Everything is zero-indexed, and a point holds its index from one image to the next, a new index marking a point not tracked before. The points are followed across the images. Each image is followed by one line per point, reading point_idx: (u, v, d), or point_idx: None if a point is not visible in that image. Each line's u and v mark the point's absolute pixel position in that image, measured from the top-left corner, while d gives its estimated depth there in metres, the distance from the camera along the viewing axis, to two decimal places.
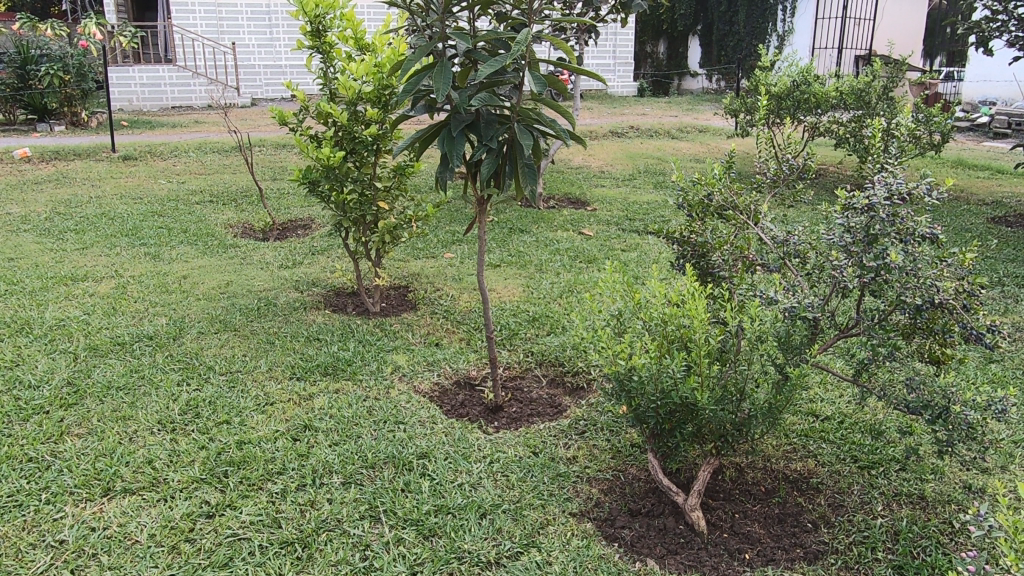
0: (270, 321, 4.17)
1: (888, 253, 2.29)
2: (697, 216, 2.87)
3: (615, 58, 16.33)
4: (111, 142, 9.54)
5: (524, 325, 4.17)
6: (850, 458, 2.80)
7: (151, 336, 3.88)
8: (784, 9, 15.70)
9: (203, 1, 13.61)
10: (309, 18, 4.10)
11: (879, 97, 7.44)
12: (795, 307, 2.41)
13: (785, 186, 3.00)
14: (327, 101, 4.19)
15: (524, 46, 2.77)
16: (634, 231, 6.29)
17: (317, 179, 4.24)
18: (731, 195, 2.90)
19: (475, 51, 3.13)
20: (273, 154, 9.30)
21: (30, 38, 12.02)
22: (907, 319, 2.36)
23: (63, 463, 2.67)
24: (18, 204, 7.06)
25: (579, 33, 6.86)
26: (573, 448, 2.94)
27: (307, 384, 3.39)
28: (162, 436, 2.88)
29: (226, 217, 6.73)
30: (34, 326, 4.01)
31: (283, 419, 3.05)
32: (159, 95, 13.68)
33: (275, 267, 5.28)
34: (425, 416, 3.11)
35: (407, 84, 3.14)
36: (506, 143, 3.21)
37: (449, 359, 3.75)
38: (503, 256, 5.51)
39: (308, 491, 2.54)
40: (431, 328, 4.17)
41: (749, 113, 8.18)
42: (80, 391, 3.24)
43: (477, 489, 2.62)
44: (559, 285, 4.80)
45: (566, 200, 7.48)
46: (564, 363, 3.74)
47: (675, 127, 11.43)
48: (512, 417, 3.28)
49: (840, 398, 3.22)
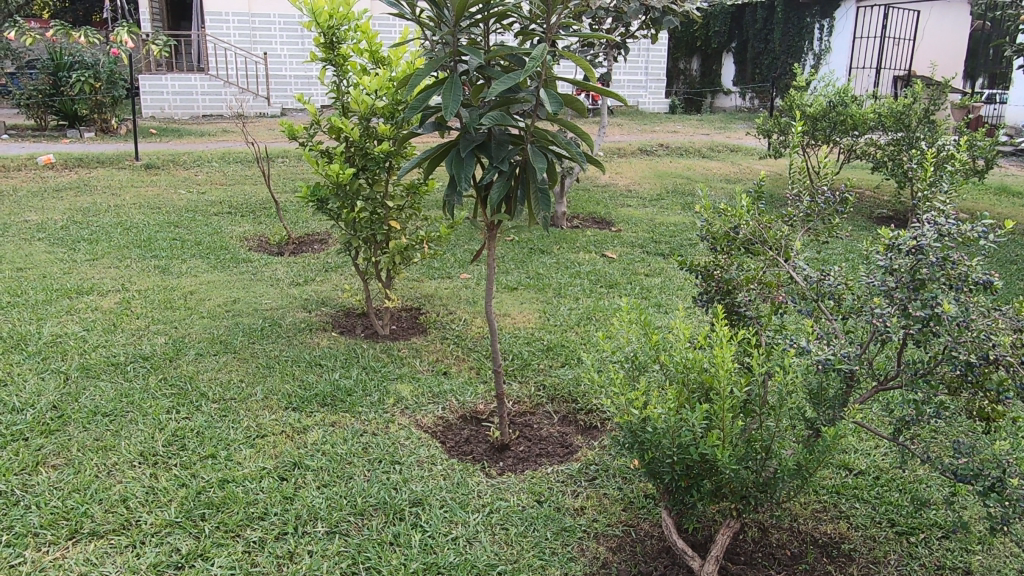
0: (272, 344, 3.99)
1: (937, 302, 2.04)
2: (722, 250, 2.64)
3: (647, 74, 16.18)
4: (136, 151, 9.50)
5: (538, 355, 3.95)
6: (888, 522, 2.54)
7: (147, 356, 3.72)
8: (821, 28, 15.18)
9: (237, 11, 13.64)
10: (322, 29, 3.90)
11: (920, 120, 7.01)
12: (830, 359, 2.16)
13: (820, 221, 2.73)
14: (339, 115, 4.00)
15: (538, 62, 2.57)
16: (659, 254, 6.05)
17: (326, 197, 4.07)
18: (760, 227, 2.65)
19: (489, 68, 2.93)
20: (295, 166, 9.20)
21: (64, 47, 12.12)
22: (955, 373, 2.09)
23: (33, 499, 2.49)
24: (36, 212, 7.00)
25: (608, 49, 6.63)
26: (581, 497, 2.71)
27: (302, 415, 3.20)
28: (142, 471, 2.70)
29: (243, 229, 6.62)
30: (29, 343, 3.87)
31: (272, 454, 2.85)
32: (191, 103, 13.71)
33: (285, 284, 5.12)
34: (424, 456, 2.90)
35: (415, 101, 2.94)
36: (518, 165, 2.99)
37: (456, 391, 3.53)
38: (522, 278, 5.31)
39: (288, 542, 2.35)
40: (440, 355, 3.96)
41: (783, 134, 7.95)
42: (64, 416, 3.07)
43: (472, 545, 2.40)
44: (577, 311, 4.58)
45: (591, 220, 7.26)
46: (578, 399, 3.50)
47: (706, 146, 11.18)
48: (519, 457, 3.06)
49: (875, 450, 2.96)
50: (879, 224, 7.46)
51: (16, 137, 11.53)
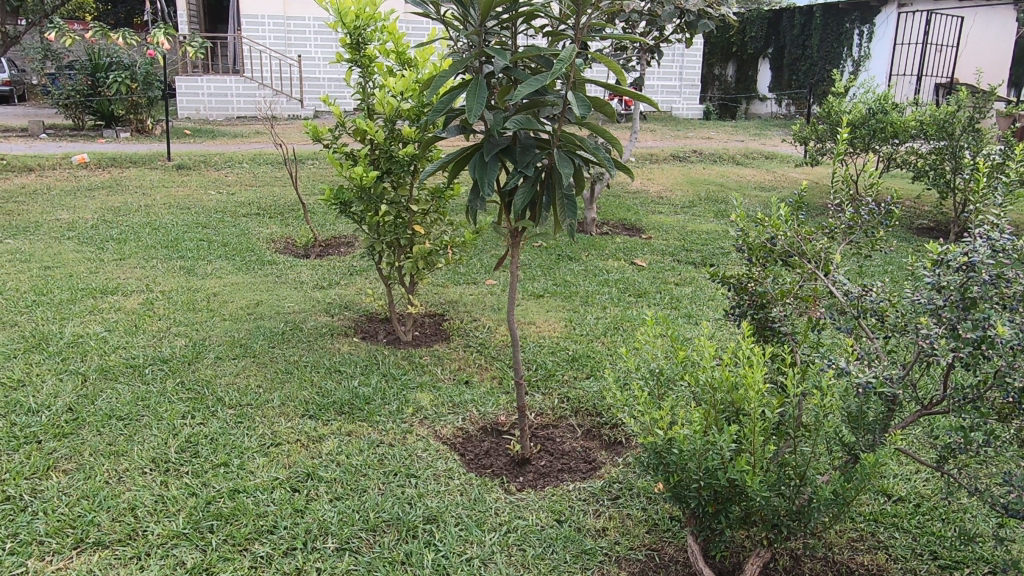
0: (292, 348, 3.92)
1: (990, 323, 1.90)
2: (757, 262, 2.51)
3: (682, 80, 16.00)
4: (168, 152, 9.56)
5: (563, 366, 3.84)
6: (929, 554, 2.39)
7: (167, 359, 3.68)
8: (861, 35, 14.91)
9: (273, 14, 13.74)
10: (348, 30, 3.83)
11: (964, 128, 6.74)
12: (872, 382, 2.02)
13: (862, 233, 2.56)
14: (364, 117, 3.92)
15: (566, 64, 2.47)
16: (690, 263, 5.91)
17: (350, 200, 3.99)
18: (799, 239, 2.51)
19: (516, 69, 2.82)
20: (325, 168, 9.20)
21: (102, 48, 12.27)
22: (1007, 400, 1.94)
23: (41, 505, 2.45)
24: (68, 210, 7.06)
25: (641, 53, 6.51)
26: (603, 517, 2.60)
27: (318, 423, 3.12)
28: (152, 479, 2.64)
29: (270, 231, 6.59)
30: (51, 343, 3.85)
31: (286, 464, 2.78)
32: (225, 105, 13.80)
33: (308, 288, 5.07)
34: (441, 469, 2.81)
35: (438, 103, 2.85)
36: (544, 170, 2.88)
37: (478, 402, 3.43)
38: (549, 286, 5.20)
39: (297, 557, 2.27)
40: (462, 363, 3.87)
41: (821, 141, 7.77)
42: (79, 419, 3.03)
43: (487, 567, 2.30)
44: (604, 321, 4.47)
45: (621, 226, 7.13)
46: (603, 413, 3.38)
47: (740, 153, 10.99)
48: (540, 473, 2.95)
49: (915, 475, 2.80)
50: (919, 235, 7.23)
51: (53, 136, 11.68)
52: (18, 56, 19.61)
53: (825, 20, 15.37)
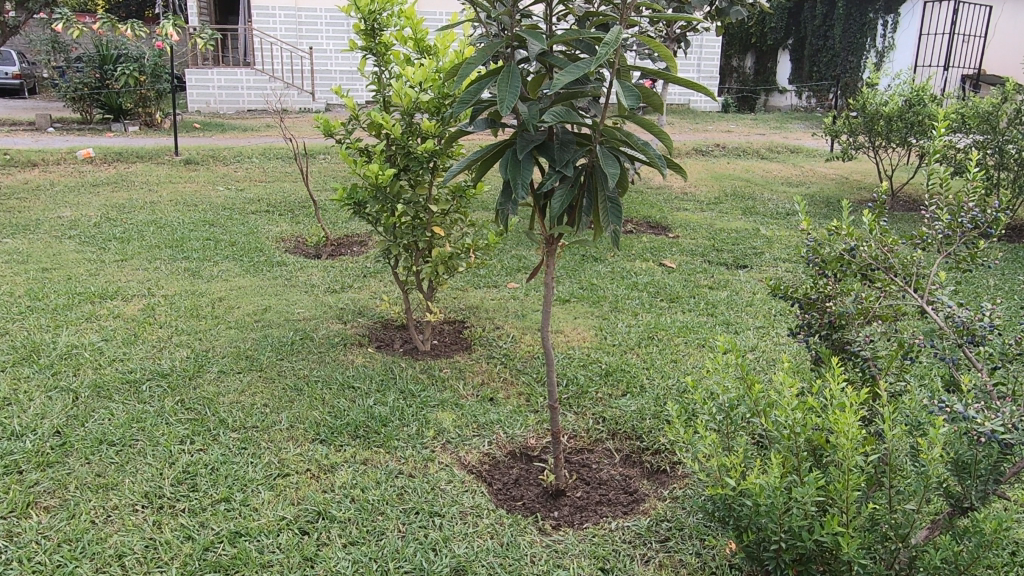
0: (301, 361, 3.62)
1: None
2: (833, 277, 2.20)
3: (699, 72, 15.60)
4: (175, 146, 9.28)
5: (596, 381, 3.51)
6: None
7: (166, 373, 3.39)
8: (885, 24, 14.54)
9: (284, 5, 13.40)
10: (363, 15, 3.50)
11: (1011, 121, 6.28)
12: (998, 431, 1.63)
13: (962, 244, 2.19)
14: (379, 109, 3.58)
15: (610, 48, 2.13)
16: (722, 264, 5.57)
17: (364, 199, 3.68)
18: (884, 250, 2.18)
19: (552, 55, 2.49)
20: (337, 164, 8.90)
21: (110, 40, 11.99)
22: None
23: (15, 553, 2.16)
24: (71, 207, 6.79)
25: (669, 42, 6.14)
26: (653, 564, 2.28)
27: (331, 450, 2.82)
28: (143, 518, 2.35)
29: (280, 229, 6.29)
30: (42, 355, 3.56)
31: (293, 500, 2.48)
32: (236, 98, 13.52)
33: (320, 291, 4.77)
34: (467, 506, 2.50)
35: (465, 93, 2.50)
36: (584, 170, 2.55)
37: (505, 423, 3.11)
38: (575, 289, 4.89)
39: None
40: (485, 376, 3.55)
41: (855, 134, 7.40)
42: (66, 445, 2.74)
43: None
44: (637, 330, 4.14)
45: (645, 224, 6.80)
46: (644, 437, 3.05)
47: (764, 146, 10.61)
48: (576, 507, 2.64)
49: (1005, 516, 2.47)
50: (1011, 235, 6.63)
51: (61, 130, 11.43)
52: (27, 48, 19.41)
53: (848, 10, 14.78)
